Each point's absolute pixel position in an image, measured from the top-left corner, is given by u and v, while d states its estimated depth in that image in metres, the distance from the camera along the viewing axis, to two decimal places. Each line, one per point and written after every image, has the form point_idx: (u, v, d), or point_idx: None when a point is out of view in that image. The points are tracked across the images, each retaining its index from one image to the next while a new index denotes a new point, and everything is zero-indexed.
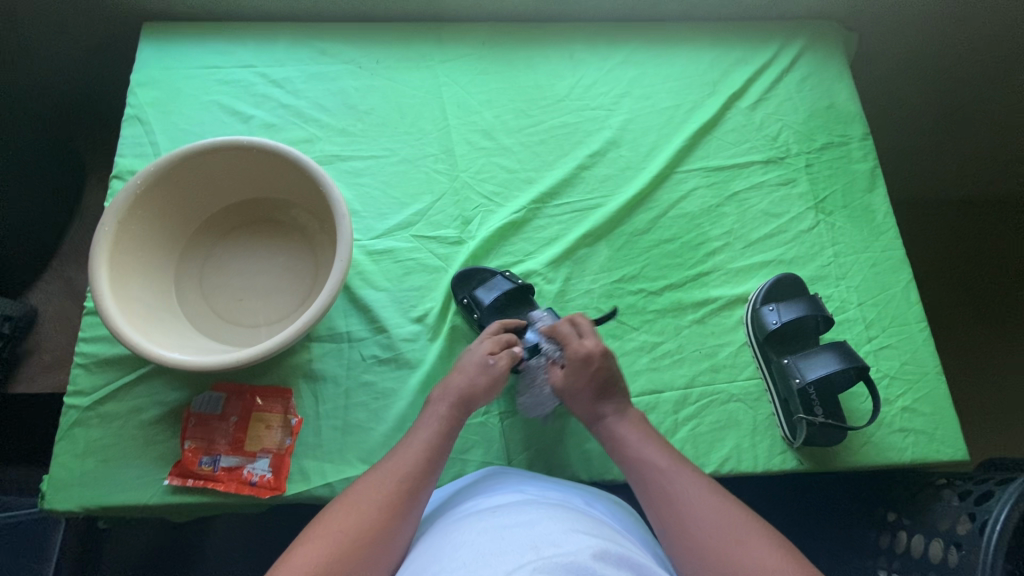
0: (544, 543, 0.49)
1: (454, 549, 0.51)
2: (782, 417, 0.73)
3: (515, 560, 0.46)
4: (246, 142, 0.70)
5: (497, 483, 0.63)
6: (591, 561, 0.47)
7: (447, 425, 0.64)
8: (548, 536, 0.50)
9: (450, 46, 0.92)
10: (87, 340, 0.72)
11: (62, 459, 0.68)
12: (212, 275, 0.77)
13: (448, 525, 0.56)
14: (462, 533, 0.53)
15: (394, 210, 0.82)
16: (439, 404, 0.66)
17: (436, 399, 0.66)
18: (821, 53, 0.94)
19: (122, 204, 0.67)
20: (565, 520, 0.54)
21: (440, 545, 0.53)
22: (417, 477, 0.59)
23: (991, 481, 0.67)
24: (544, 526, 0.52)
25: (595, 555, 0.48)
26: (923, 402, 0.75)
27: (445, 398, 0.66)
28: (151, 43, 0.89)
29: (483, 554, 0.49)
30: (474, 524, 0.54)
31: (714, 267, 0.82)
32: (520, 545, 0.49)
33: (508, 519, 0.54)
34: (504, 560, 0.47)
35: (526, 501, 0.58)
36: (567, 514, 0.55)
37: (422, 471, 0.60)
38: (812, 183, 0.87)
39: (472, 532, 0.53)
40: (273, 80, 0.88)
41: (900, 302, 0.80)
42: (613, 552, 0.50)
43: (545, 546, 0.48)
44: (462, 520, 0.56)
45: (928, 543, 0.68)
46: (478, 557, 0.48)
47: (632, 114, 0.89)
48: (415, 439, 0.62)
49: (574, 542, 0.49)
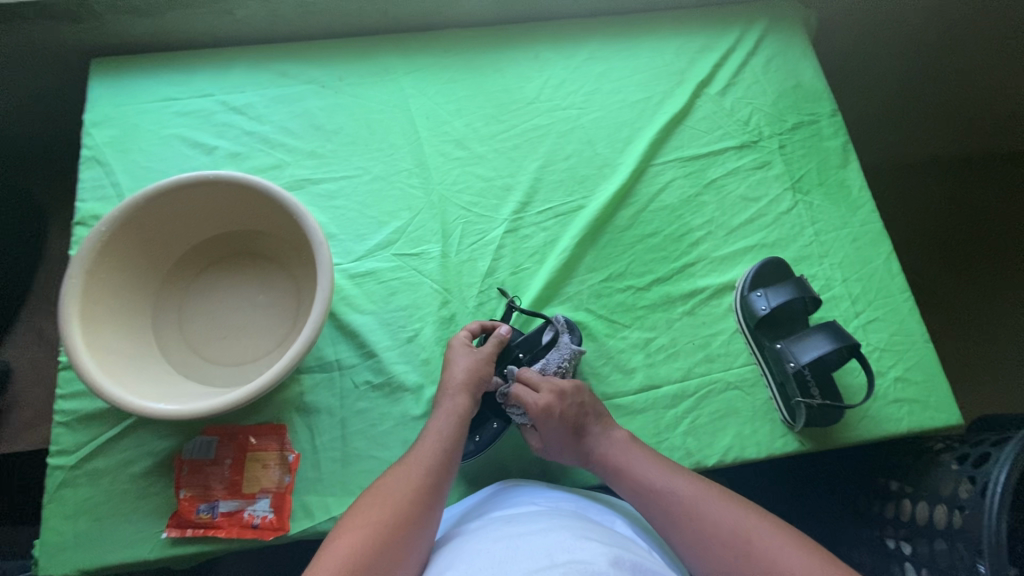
0: (559, 550, 0.48)
1: (468, 558, 0.51)
2: (779, 401, 0.74)
3: (530, 568, 0.46)
4: (211, 175, 0.67)
5: (510, 498, 0.63)
6: (607, 567, 0.46)
7: (464, 414, 0.66)
8: (561, 543, 0.49)
9: (413, 57, 0.90)
10: (66, 396, 0.69)
11: (53, 523, 0.65)
12: (191, 316, 0.74)
13: (462, 537, 0.56)
14: (474, 544, 0.53)
15: (372, 230, 0.80)
16: (454, 396, 0.66)
17: (448, 391, 0.67)
18: (783, 32, 0.95)
19: (88, 253, 0.64)
20: (579, 529, 0.53)
21: (453, 555, 0.52)
22: (437, 472, 0.60)
23: (988, 441, 0.68)
24: (561, 534, 0.51)
25: (610, 562, 0.47)
26: (914, 371, 0.76)
27: (461, 390, 0.67)
28: (101, 79, 0.85)
29: (498, 562, 0.48)
30: (489, 534, 0.54)
31: (698, 257, 0.82)
32: (535, 553, 0.48)
33: (523, 527, 0.54)
34: (518, 568, 0.47)
35: (538, 512, 0.58)
36: (581, 523, 0.55)
37: (441, 464, 0.61)
38: (787, 164, 0.87)
39: (484, 542, 0.53)
40: (234, 108, 0.85)
41: (883, 275, 0.81)
42: (628, 560, 0.49)
43: (559, 552, 0.48)
44: (473, 533, 0.56)
45: (932, 509, 0.70)
46: (492, 565, 0.48)
47: (602, 111, 0.89)
48: (433, 434, 0.63)
49: (588, 549, 0.49)
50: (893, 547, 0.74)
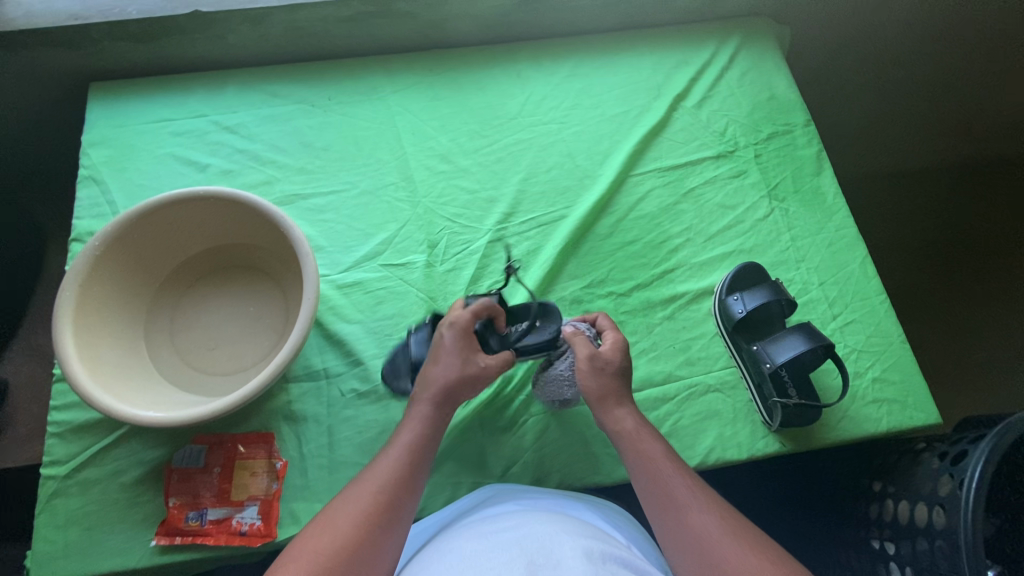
0: (530, 541, 0.51)
1: (446, 551, 0.53)
2: (759, 402, 0.75)
3: (501, 558, 0.49)
4: (201, 191, 0.70)
5: (490, 502, 0.63)
6: (575, 555, 0.49)
7: (428, 428, 0.63)
8: (532, 534, 0.52)
9: (399, 76, 0.93)
10: (59, 407, 0.71)
11: (44, 533, 0.66)
12: (182, 327, 0.76)
13: (443, 535, 0.59)
14: (456, 539, 0.55)
15: (360, 241, 0.83)
16: (420, 405, 0.64)
17: (416, 398, 0.65)
18: (757, 47, 0.98)
19: (82, 267, 0.66)
20: (552, 519, 0.56)
21: (433, 551, 0.55)
22: (393, 488, 0.58)
23: (966, 440, 0.70)
24: (538, 527, 0.54)
25: (579, 549, 0.50)
26: (892, 371, 0.78)
27: (429, 395, 0.64)
28: (99, 102, 0.89)
29: (472, 552, 0.51)
30: (467, 529, 0.57)
31: (678, 263, 0.84)
32: (507, 544, 0.51)
33: (498, 522, 0.56)
34: (490, 558, 0.49)
35: (514, 508, 0.60)
36: (554, 515, 0.58)
37: (399, 480, 0.59)
38: (762, 172, 0.90)
39: (461, 537, 0.55)
40: (226, 127, 0.88)
41: (859, 278, 0.83)
42: (597, 547, 0.52)
43: (530, 543, 0.51)
44: (453, 531, 0.59)
45: (913, 508, 0.70)
46: (467, 556, 0.51)
47: (582, 125, 0.92)
48: (395, 449, 0.61)
49: (559, 540, 0.51)
50: (878, 548, 0.75)
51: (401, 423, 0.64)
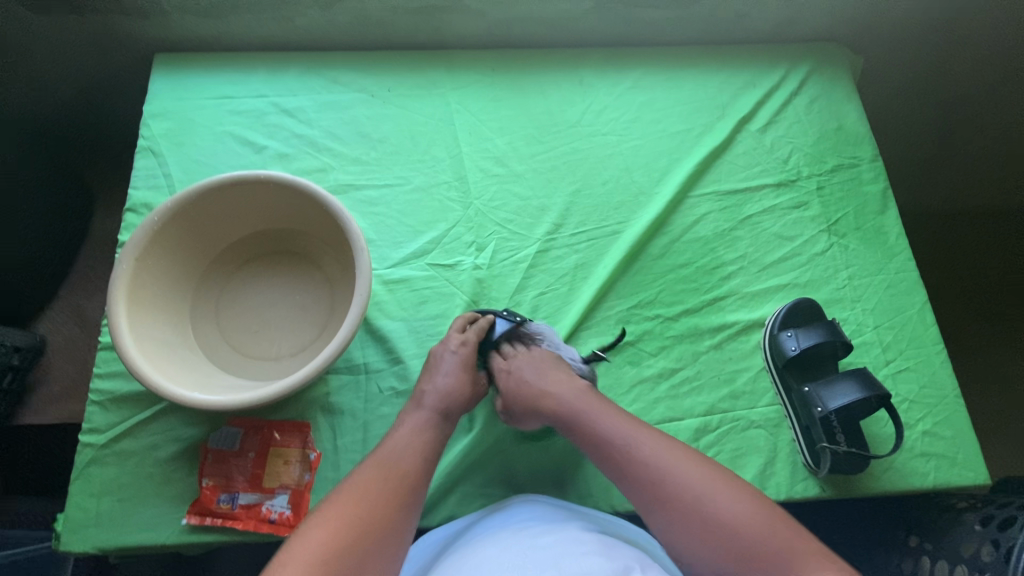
0: (566, 559, 0.52)
1: (480, 560, 0.54)
2: (804, 445, 0.73)
3: None
4: (263, 175, 0.69)
5: (505, 513, 0.64)
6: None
7: (435, 429, 0.64)
8: (567, 551, 0.53)
9: (460, 73, 0.92)
10: (102, 376, 0.72)
11: (78, 500, 0.67)
12: (228, 309, 0.76)
13: (471, 541, 0.59)
14: (477, 554, 0.55)
15: (409, 238, 0.82)
16: (425, 412, 0.65)
17: (420, 406, 0.66)
18: (828, 74, 0.95)
19: (140, 239, 0.66)
20: (583, 534, 0.57)
21: (465, 556, 0.56)
22: (411, 472, 0.60)
23: (1014, 506, 0.67)
24: (570, 546, 0.54)
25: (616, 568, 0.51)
26: (943, 426, 0.75)
27: (432, 404, 0.66)
28: (162, 74, 0.89)
29: (509, 568, 0.51)
30: (497, 539, 0.57)
31: (729, 291, 0.82)
32: (544, 562, 0.51)
33: (529, 535, 0.57)
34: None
35: (541, 520, 0.60)
36: (583, 529, 0.58)
37: (419, 464, 0.61)
38: (824, 206, 0.87)
39: (494, 547, 0.55)
40: (285, 110, 0.88)
41: (917, 325, 0.80)
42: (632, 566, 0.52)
43: (566, 562, 0.51)
44: (482, 537, 0.59)
45: (951, 569, 0.68)
46: (505, 570, 0.51)
47: (641, 139, 0.90)
48: (406, 433, 0.63)
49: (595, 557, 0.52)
50: None
51: (398, 421, 0.65)
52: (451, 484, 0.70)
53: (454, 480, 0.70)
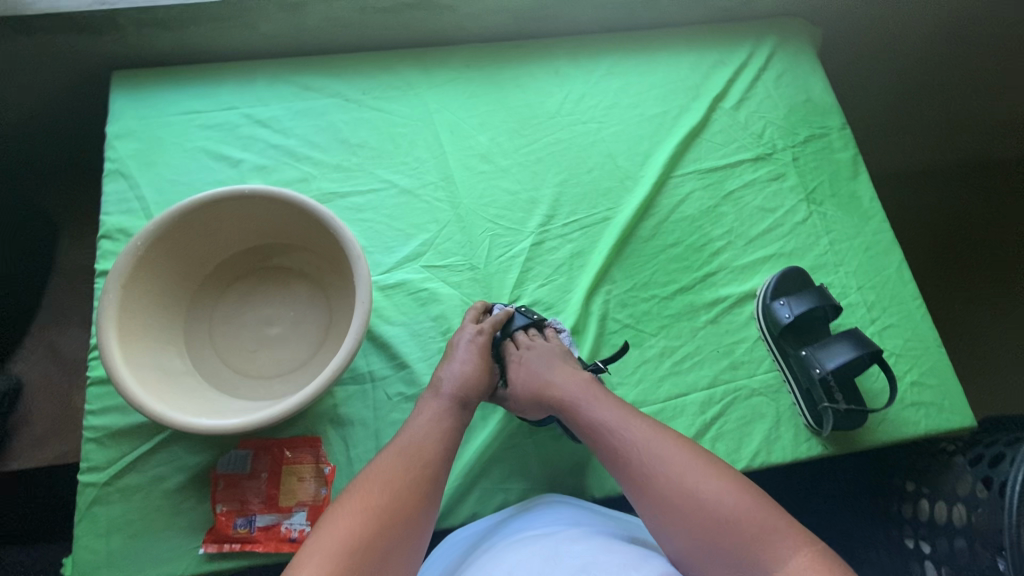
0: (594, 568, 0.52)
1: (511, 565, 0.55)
2: (805, 408, 0.76)
3: None
4: (248, 189, 0.67)
5: (534, 518, 0.64)
6: None
7: (456, 420, 0.64)
8: (595, 562, 0.53)
9: (435, 72, 0.91)
10: (96, 412, 0.69)
11: (85, 542, 0.64)
12: (223, 330, 0.74)
13: (502, 544, 0.60)
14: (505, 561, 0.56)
15: (400, 242, 0.81)
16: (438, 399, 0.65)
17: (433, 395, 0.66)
18: (792, 48, 0.98)
19: (125, 265, 0.63)
20: (610, 544, 0.57)
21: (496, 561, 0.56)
22: (434, 462, 0.59)
23: (1000, 442, 0.70)
24: (598, 556, 0.54)
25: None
26: (929, 376, 0.79)
27: (448, 393, 0.65)
28: (122, 92, 0.85)
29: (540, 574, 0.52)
30: (528, 545, 0.58)
31: (719, 267, 0.84)
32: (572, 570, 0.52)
33: (559, 542, 0.57)
34: None
35: (571, 527, 0.61)
36: (612, 540, 0.58)
37: (442, 455, 0.60)
38: (800, 176, 0.90)
39: (525, 553, 0.56)
40: (259, 121, 0.85)
41: (895, 283, 0.84)
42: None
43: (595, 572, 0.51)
44: (512, 541, 0.60)
45: (950, 508, 0.72)
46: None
47: (621, 124, 0.91)
48: (426, 423, 0.62)
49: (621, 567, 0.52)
50: (913, 547, 0.78)
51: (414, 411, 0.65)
52: (470, 483, 0.70)
53: (473, 479, 0.70)
